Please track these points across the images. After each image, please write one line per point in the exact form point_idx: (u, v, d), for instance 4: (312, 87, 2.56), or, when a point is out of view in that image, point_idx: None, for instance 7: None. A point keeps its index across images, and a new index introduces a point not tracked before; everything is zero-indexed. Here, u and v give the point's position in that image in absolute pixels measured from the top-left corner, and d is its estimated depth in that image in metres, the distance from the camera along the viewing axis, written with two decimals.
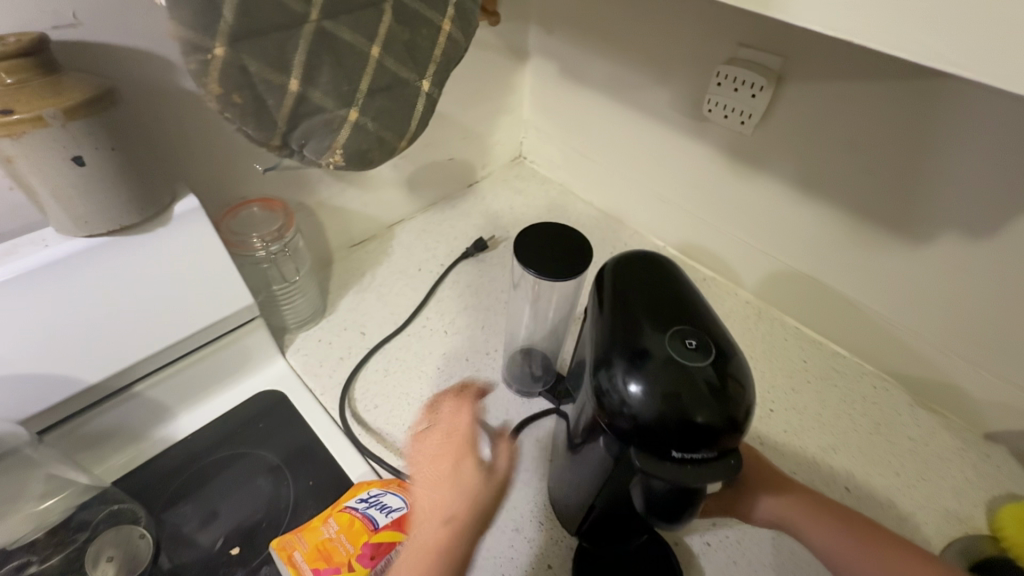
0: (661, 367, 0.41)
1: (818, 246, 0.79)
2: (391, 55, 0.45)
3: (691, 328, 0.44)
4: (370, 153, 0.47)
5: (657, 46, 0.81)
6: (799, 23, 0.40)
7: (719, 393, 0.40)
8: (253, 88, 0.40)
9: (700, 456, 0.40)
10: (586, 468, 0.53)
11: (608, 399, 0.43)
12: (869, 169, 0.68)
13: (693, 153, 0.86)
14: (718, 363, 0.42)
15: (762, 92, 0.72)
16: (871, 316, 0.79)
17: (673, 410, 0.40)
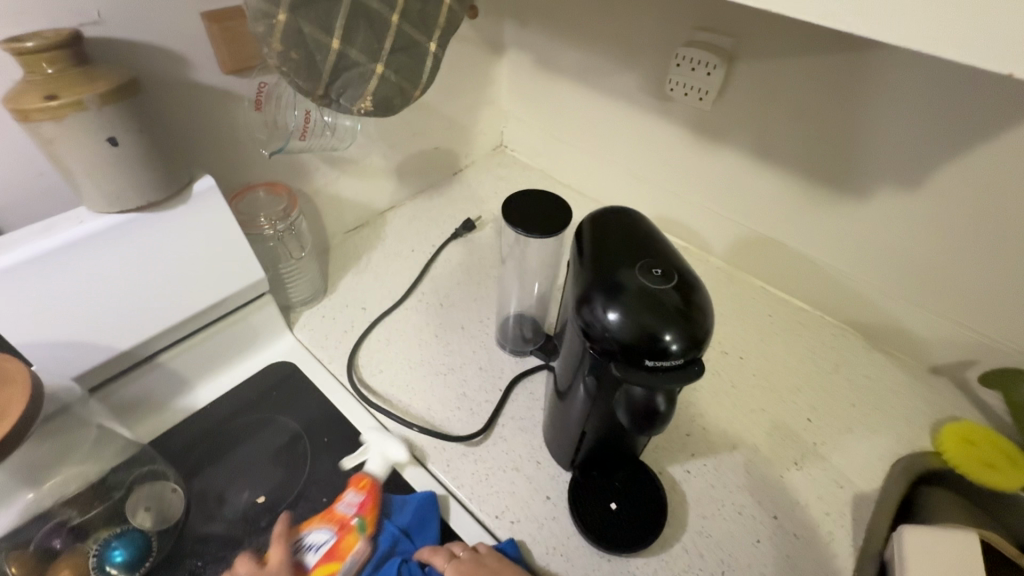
0: (633, 295, 0.49)
1: (775, 208, 0.87)
2: (407, 23, 0.52)
3: (657, 261, 0.52)
4: (393, 100, 0.55)
5: (621, 34, 0.89)
6: None
7: (682, 311, 0.48)
8: (306, 46, 0.49)
9: (670, 363, 0.48)
10: (575, 400, 0.60)
11: (591, 327, 0.51)
12: (813, 133, 0.77)
13: (660, 130, 0.94)
14: (681, 288, 0.50)
15: (716, 70, 0.80)
16: (825, 270, 0.87)
17: (646, 326, 0.47)
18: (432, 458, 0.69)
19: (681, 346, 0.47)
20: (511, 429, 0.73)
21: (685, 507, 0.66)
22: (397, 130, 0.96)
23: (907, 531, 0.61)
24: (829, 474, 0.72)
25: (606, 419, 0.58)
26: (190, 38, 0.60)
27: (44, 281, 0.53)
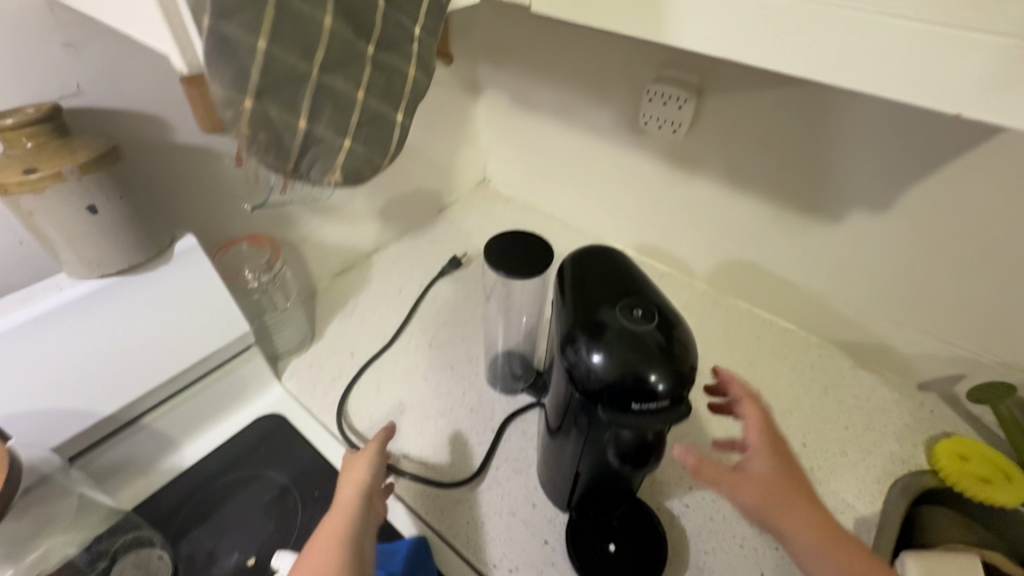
0: (616, 335, 0.49)
1: (754, 233, 0.89)
2: (373, 94, 0.43)
3: (638, 300, 0.52)
4: (365, 171, 0.44)
5: (593, 73, 0.91)
6: (690, 46, 0.48)
7: (665, 349, 0.48)
8: (273, 130, 0.38)
9: (656, 406, 0.47)
10: (567, 442, 0.60)
11: (577, 370, 0.51)
12: (784, 160, 0.79)
13: (637, 162, 0.96)
14: (663, 326, 0.50)
15: (686, 105, 0.82)
16: (807, 292, 0.88)
17: (630, 370, 0.47)
18: (426, 507, 0.67)
19: (667, 387, 0.47)
20: (506, 471, 0.72)
21: (685, 543, 0.66)
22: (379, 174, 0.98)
23: (909, 558, 0.61)
24: (827, 501, 0.71)
25: (600, 459, 0.57)
26: (168, 101, 0.61)
27: (24, 352, 0.53)
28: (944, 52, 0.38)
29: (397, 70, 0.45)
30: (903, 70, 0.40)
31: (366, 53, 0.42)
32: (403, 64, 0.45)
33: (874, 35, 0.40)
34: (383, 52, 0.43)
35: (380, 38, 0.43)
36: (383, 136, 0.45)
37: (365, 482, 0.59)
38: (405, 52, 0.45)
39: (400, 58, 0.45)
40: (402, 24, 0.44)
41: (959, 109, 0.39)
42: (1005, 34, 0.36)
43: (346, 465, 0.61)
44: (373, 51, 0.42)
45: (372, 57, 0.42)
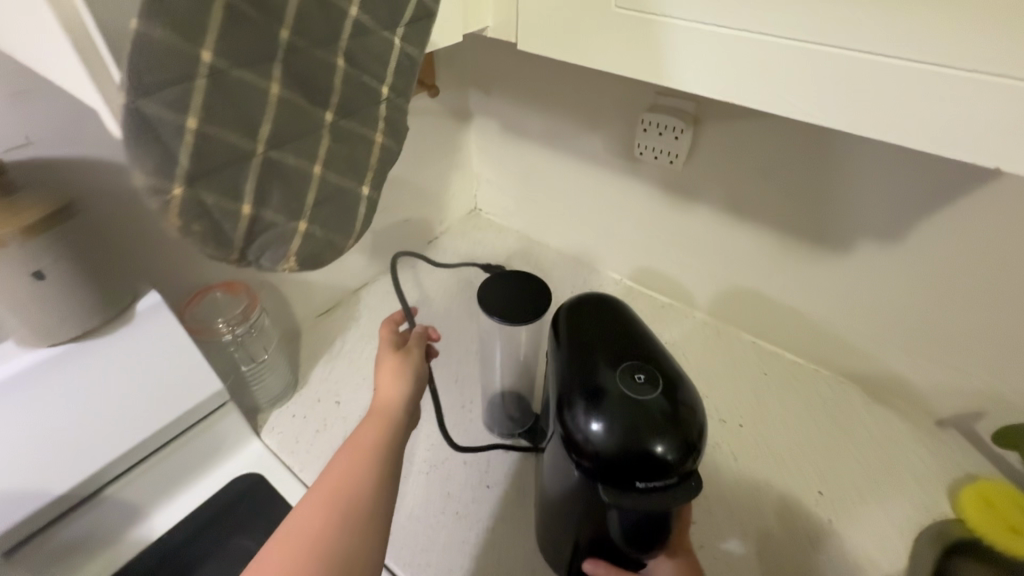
0: (617, 403, 0.45)
1: (757, 265, 0.85)
2: (333, 167, 0.40)
3: (640, 362, 0.47)
4: (324, 256, 0.41)
5: (586, 101, 0.88)
6: (691, 89, 0.47)
7: (672, 419, 0.44)
8: (211, 215, 0.34)
9: (665, 483, 0.43)
10: (564, 510, 0.55)
11: (575, 440, 0.46)
12: (788, 190, 0.75)
13: (633, 192, 0.92)
14: (668, 392, 0.45)
15: (682, 134, 0.78)
16: (816, 325, 0.84)
17: (635, 443, 0.43)
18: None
19: (674, 462, 0.42)
20: (503, 533, 0.67)
21: None
22: None
23: None
24: (844, 557, 0.67)
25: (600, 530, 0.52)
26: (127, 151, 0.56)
27: None
28: (955, 100, 0.36)
29: (366, 139, 0.42)
30: (912, 118, 0.38)
31: (324, 123, 0.39)
32: (371, 128, 0.42)
33: (878, 83, 0.38)
34: (345, 118, 0.40)
35: (342, 105, 0.40)
36: (348, 206, 0.42)
37: (405, 397, 0.61)
38: (371, 116, 0.42)
39: (367, 123, 0.42)
40: (369, 85, 0.41)
41: (968, 156, 0.37)
42: (1013, 86, 0.34)
43: (381, 378, 0.63)
44: (333, 118, 0.39)
45: (331, 126, 0.39)
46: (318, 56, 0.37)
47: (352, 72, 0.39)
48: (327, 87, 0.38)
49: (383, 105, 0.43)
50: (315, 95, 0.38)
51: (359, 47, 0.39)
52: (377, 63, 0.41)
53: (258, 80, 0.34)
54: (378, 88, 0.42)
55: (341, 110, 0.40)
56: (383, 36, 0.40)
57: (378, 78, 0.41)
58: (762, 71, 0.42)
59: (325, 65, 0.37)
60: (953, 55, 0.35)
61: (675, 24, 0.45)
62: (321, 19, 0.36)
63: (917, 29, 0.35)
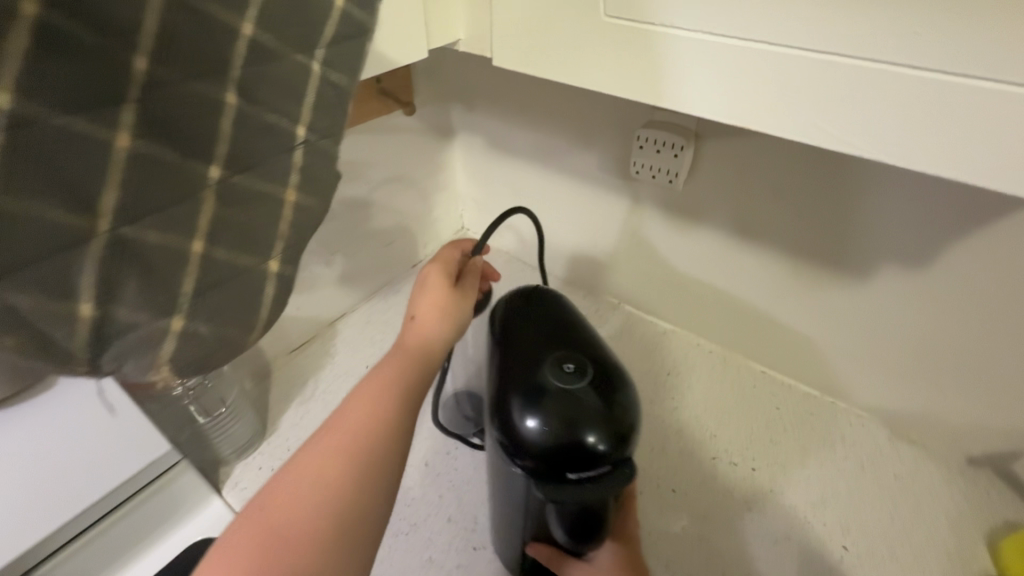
0: (548, 396, 0.41)
1: (767, 290, 0.78)
2: (220, 245, 0.38)
3: (569, 353, 0.45)
4: (209, 359, 0.41)
5: (576, 115, 0.81)
6: (697, 111, 0.40)
7: (604, 409, 0.41)
8: (36, 325, 0.31)
9: (597, 473, 0.40)
10: (508, 512, 0.52)
11: (509, 439, 0.43)
12: (801, 212, 0.68)
13: (631, 212, 0.85)
14: (599, 382, 0.42)
15: (683, 151, 0.71)
16: (833, 355, 0.77)
17: (562, 431, 0.40)
18: None
19: (607, 452, 0.39)
20: None
21: None
22: (337, 236, 0.86)
23: None
24: None
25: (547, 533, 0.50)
26: None
27: None
28: (921, 104, 0.32)
29: (271, 195, 0.40)
30: (875, 124, 0.34)
31: (212, 181, 0.36)
32: (277, 176, 0.39)
33: (835, 86, 0.34)
34: (240, 171, 0.37)
35: (236, 155, 0.36)
36: (241, 270, 0.40)
37: (449, 340, 0.50)
38: (274, 166, 0.39)
39: (271, 172, 0.39)
40: (268, 127, 0.37)
41: (938, 168, 0.33)
42: (988, 88, 0.30)
43: (421, 305, 0.51)
44: (221, 173, 0.36)
45: (218, 184, 0.36)
46: (197, 94, 0.33)
47: (245, 115, 0.36)
48: (212, 135, 0.35)
49: (295, 150, 0.40)
50: (197, 147, 0.34)
51: (253, 88, 0.36)
52: (281, 102, 0.37)
53: (98, 132, 0.30)
54: (285, 129, 0.38)
55: (237, 163, 0.37)
56: (296, 60, 0.37)
57: (283, 121, 0.38)
58: (785, 92, 0.36)
59: (208, 112, 0.34)
60: (911, 51, 0.31)
61: (674, 35, 0.39)
62: (197, 59, 0.32)
63: (893, 28, 0.31)
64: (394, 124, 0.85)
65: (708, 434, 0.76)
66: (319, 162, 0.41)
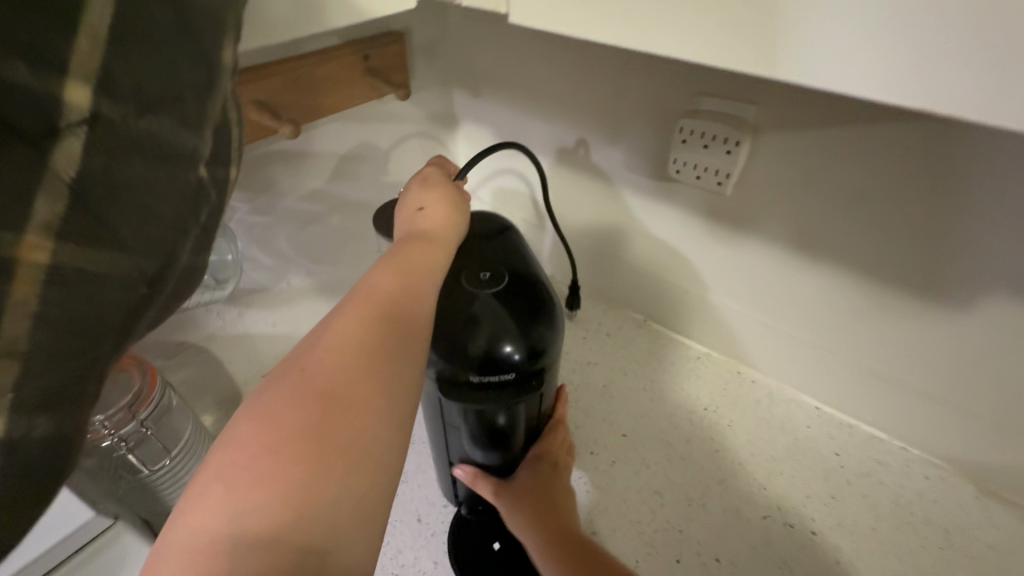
0: (474, 311, 0.44)
1: (832, 316, 0.63)
2: None
3: (489, 262, 0.48)
4: None
5: (603, 102, 0.67)
6: (831, 83, 0.27)
7: (522, 324, 0.44)
8: None
9: (500, 379, 0.43)
10: (438, 433, 0.53)
11: (438, 349, 0.44)
12: (882, 227, 0.55)
13: (665, 219, 0.71)
14: (522, 303, 0.45)
15: (738, 147, 0.58)
16: (909, 397, 0.63)
17: (473, 338, 0.43)
18: None
19: (519, 360, 0.43)
20: None
21: None
22: (319, 241, 0.73)
23: None
24: None
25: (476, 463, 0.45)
26: None
27: None
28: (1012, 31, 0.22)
29: (132, 305, 0.23)
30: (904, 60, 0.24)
31: (42, 267, 0.19)
32: (155, 262, 0.23)
33: (874, 7, 0.24)
34: (72, 251, 0.19)
35: (76, 235, 0.19)
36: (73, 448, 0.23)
37: (455, 230, 0.45)
38: (150, 246, 0.22)
39: (141, 263, 0.22)
40: (150, 186, 0.21)
41: None
42: None
43: (428, 198, 0.46)
44: (54, 256, 0.19)
45: (44, 276, 0.19)
46: None
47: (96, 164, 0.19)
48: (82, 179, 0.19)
49: (190, 223, 0.24)
50: None
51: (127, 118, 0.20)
52: (167, 148, 0.22)
53: None
54: (179, 189, 0.23)
55: (101, 227, 0.20)
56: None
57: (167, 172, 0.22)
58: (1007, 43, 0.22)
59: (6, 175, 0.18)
60: None
61: None
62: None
63: None
64: (385, 112, 0.73)
65: (757, 486, 0.64)
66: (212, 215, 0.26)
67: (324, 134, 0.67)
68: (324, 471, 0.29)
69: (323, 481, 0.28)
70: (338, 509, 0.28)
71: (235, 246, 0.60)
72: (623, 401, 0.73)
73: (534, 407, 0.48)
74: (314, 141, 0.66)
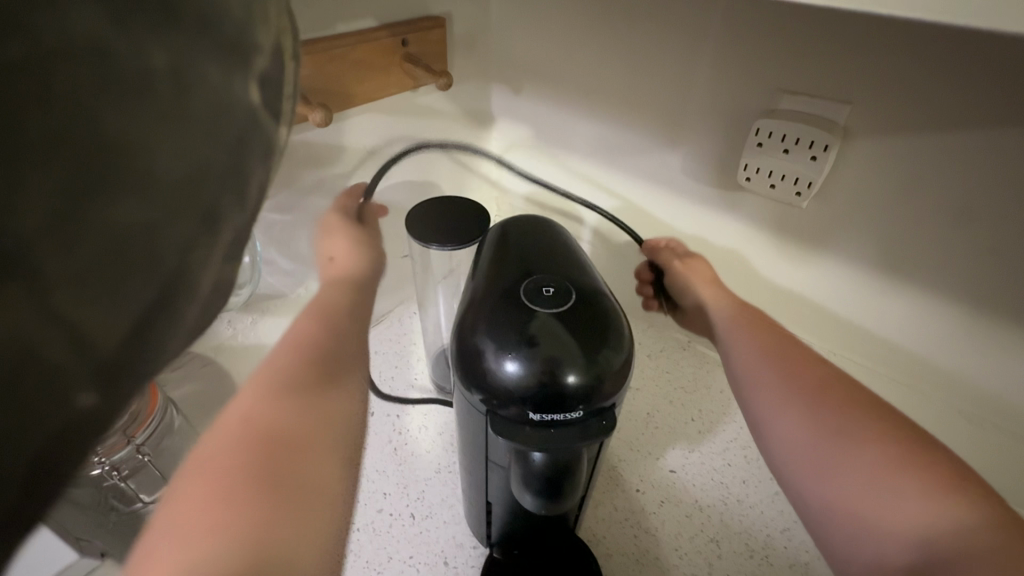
0: (537, 333, 0.37)
1: (917, 347, 0.56)
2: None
3: (549, 277, 0.41)
4: None
5: (665, 100, 0.61)
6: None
7: (592, 351, 0.36)
8: None
9: (564, 416, 0.36)
10: (474, 468, 0.46)
11: (489, 377, 0.37)
12: (996, 250, 0.47)
13: (724, 233, 0.64)
14: (593, 326, 0.38)
15: (825, 153, 0.51)
16: (996, 443, 0.56)
17: (529, 364, 0.36)
18: None
19: (588, 395, 0.36)
20: None
21: None
22: None
23: None
24: None
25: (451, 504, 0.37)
26: None
27: None
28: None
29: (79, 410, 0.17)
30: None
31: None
32: (97, 333, 0.17)
33: None
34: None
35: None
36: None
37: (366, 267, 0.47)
38: (80, 274, 0.16)
39: (124, 306, 0.18)
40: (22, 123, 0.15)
41: None
42: None
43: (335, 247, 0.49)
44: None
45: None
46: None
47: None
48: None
49: (193, 226, 0.20)
50: None
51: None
52: (182, 26, 0.19)
53: None
54: (122, 160, 0.17)
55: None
56: None
57: (66, 110, 0.16)
58: None
59: None
60: None
61: None
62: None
63: None
64: (419, 106, 0.66)
65: None
66: (256, 169, 0.22)
67: (356, 126, 0.61)
68: (297, 452, 0.30)
69: (299, 465, 0.30)
70: (326, 500, 0.30)
71: (252, 247, 0.54)
72: (670, 432, 0.66)
73: (595, 450, 0.41)
74: (344, 133, 0.60)
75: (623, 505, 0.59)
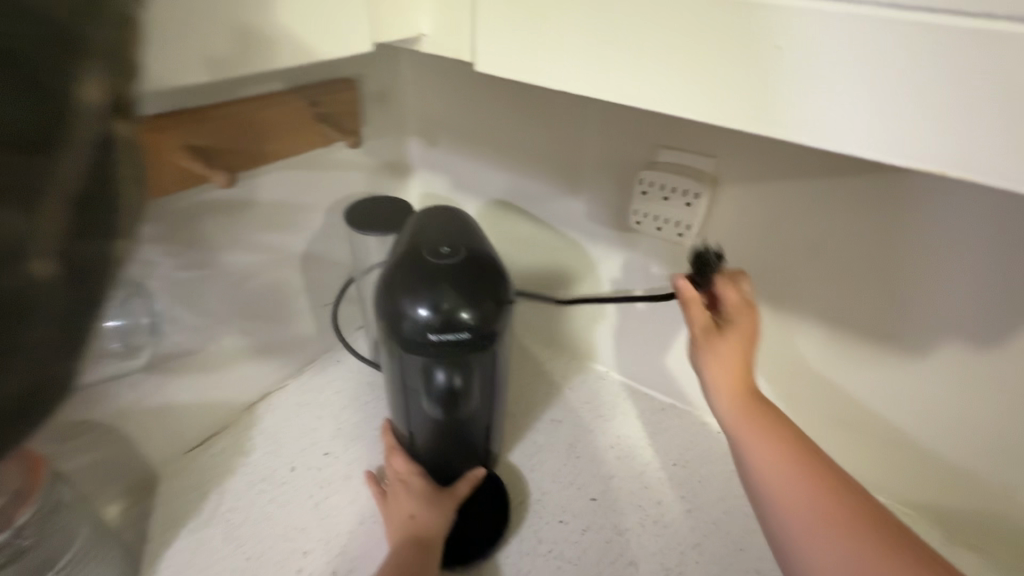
0: (433, 271, 0.42)
1: (793, 366, 0.63)
2: None
3: (446, 232, 0.46)
4: None
5: (563, 153, 0.67)
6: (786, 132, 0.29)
7: (479, 283, 0.43)
8: None
9: (456, 336, 0.42)
10: (398, 402, 0.55)
11: (395, 314, 0.43)
12: (840, 276, 0.55)
13: (625, 269, 0.70)
14: (480, 265, 0.44)
15: (698, 200, 0.58)
16: (864, 442, 0.63)
17: (427, 296, 0.41)
18: None
19: (476, 319, 0.42)
20: None
21: None
22: (258, 299, 0.66)
23: None
24: None
25: (476, 471, 0.61)
26: None
27: None
28: (922, 69, 0.25)
29: None
30: (814, 105, 0.28)
31: None
32: None
33: (848, 68, 0.27)
34: None
35: None
36: None
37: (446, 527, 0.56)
38: None
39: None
40: None
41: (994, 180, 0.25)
42: None
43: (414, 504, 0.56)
44: None
45: None
46: None
47: None
48: None
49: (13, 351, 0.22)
50: None
51: None
52: None
53: None
54: None
55: None
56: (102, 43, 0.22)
57: None
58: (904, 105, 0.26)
59: None
60: None
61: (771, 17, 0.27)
62: None
63: None
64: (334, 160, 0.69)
65: (731, 547, 0.61)
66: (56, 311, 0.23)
67: (272, 182, 0.62)
68: None
69: None
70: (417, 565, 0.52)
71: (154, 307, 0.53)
72: (591, 460, 0.69)
73: (490, 369, 0.48)
74: (253, 189, 0.60)
75: (547, 536, 0.61)
